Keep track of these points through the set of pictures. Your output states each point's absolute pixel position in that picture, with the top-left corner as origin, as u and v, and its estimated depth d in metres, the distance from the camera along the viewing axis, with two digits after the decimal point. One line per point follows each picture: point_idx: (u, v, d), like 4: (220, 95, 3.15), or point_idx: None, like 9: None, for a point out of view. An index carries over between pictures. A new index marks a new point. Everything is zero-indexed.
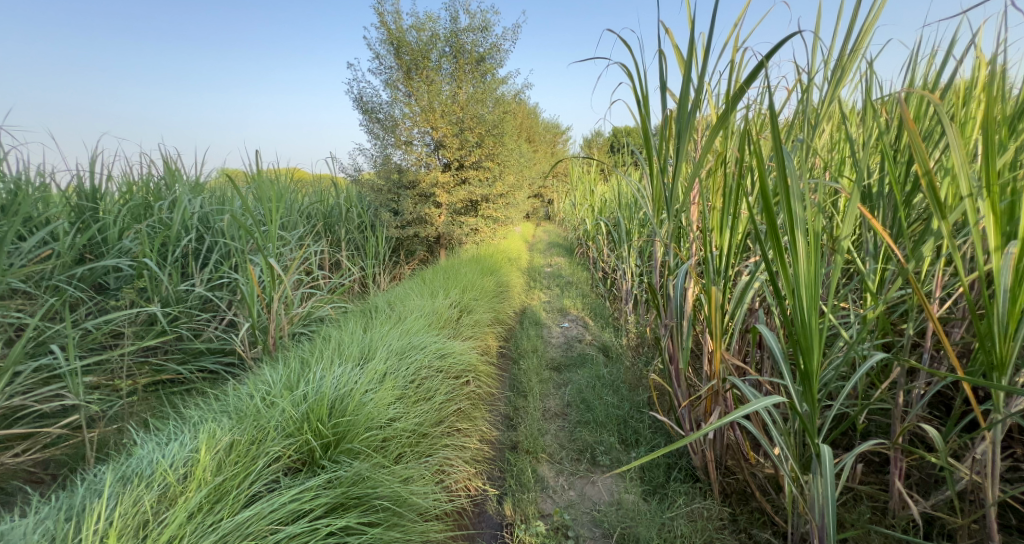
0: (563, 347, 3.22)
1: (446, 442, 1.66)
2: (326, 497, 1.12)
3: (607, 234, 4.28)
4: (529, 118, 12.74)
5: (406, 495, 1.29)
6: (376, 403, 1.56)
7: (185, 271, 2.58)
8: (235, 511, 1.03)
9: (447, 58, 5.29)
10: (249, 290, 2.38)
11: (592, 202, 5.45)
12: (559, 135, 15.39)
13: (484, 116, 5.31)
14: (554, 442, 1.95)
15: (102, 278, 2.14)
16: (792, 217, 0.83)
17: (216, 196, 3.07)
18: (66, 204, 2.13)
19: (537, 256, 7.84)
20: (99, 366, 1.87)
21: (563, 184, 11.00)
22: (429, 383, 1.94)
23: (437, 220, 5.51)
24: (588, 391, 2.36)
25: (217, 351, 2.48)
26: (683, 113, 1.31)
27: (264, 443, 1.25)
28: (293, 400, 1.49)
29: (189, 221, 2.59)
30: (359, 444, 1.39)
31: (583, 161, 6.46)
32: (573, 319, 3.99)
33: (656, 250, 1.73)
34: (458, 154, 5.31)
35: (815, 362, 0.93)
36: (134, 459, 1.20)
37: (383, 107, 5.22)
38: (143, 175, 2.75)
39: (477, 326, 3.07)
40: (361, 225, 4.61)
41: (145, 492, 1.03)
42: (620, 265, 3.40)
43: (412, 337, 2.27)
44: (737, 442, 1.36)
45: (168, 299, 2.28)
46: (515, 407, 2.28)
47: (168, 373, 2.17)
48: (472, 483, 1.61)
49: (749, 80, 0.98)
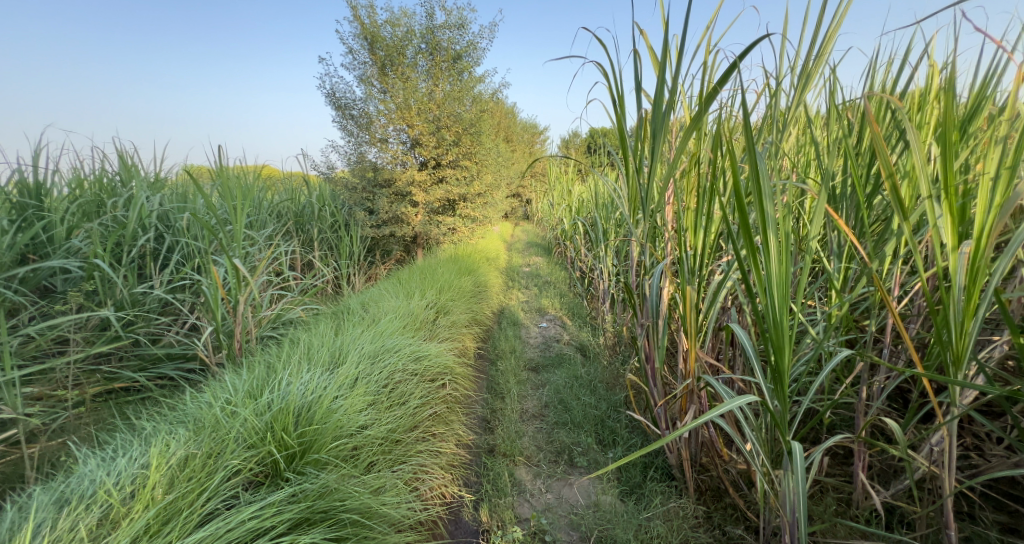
0: (541, 348, 3.20)
1: (420, 448, 1.62)
2: (289, 513, 1.06)
3: (584, 234, 4.30)
4: (506, 118, 12.74)
5: (376, 506, 1.23)
6: (346, 410, 1.50)
7: (142, 273, 2.44)
8: (187, 533, 0.96)
9: (423, 54, 5.20)
10: (212, 292, 2.26)
11: (569, 201, 5.48)
12: (536, 134, 15.40)
13: (461, 114, 5.25)
14: (531, 444, 1.93)
15: (48, 281, 1.98)
16: (764, 216, 0.83)
17: (177, 193, 2.91)
18: (6, 200, 1.97)
19: (516, 256, 7.80)
20: (42, 376, 1.73)
21: (540, 183, 11.07)
22: (403, 387, 1.89)
23: (414, 220, 5.40)
24: (566, 392, 2.35)
25: (177, 357, 2.34)
26: (657, 114, 1.31)
27: (222, 456, 1.18)
28: (256, 409, 1.41)
29: (146, 220, 2.45)
30: (327, 454, 1.34)
31: (560, 161, 6.49)
32: (551, 319, 3.98)
33: (632, 250, 1.73)
34: (434, 152, 5.24)
35: (786, 360, 0.92)
36: (74, 479, 1.10)
37: (357, 103, 5.08)
38: (96, 170, 2.58)
39: (454, 327, 3.01)
40: (334, 224, 4.48)
41: (84, 515, 0.95)
42: (597, 264, 3.41)
43: (385, 339, 2.20)
44: (712, 439, 1.37)
45: (123, 303, 2.14)
46: (492, 409, 2.25)
47: (122, 381, 2.04)
48: (447, 490, 1.57)
49: (721, 82, 0.97)
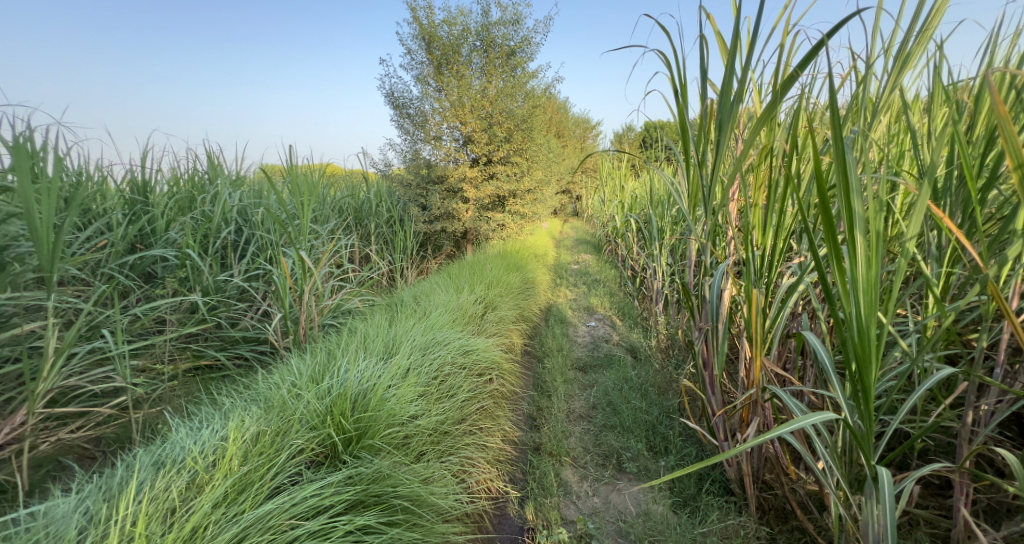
0: (589, 347, 3.13)
1: (468, 441, 1.65)
2: (346, 494, 1.12)
3: (637, 231, 4.15)
4: (559, 114, 12.60)
5: (425, 495, 1.27)
6: (398, 399, 1.56)
7: (224, 262, 2.67)
8: (258, 504, 1.03)
9: (477, 52, 5.26)
10: (281, 281, 2.43)
11: (621, 198, 5.31)
12: (589, 129, 15.07)
13: (513, 110, 5.26)
14: (578, 446, 1.89)
15: (151, 267, 2.23)
16: (851, 211, 0.73)
17: (254, 189, 3.17)
18: (120, 196, 2.26)
19: (565, 253, 7.71)
20: (145, 351, 1.96)
21: (591, 180, 10.85)
22: (452, 380, 1.93)
23: (465, 216, 5.48)
24: (615, 394, 2.28)
25: (252, 340, 2.55)
26: (723, 105, 1.22)
27: (288, 435, 1.27)
28: (318, 393, 1.50)
29: (229, 214, 2.68)
30: (380, 441, 1.40)
31: (613, 157, 6.32)
32: (600, 318, 3.89)
33: (691, 249, 1.64)
34: (486, 149, 5.28)
35: (874, 376, 0.81)
36: (168, 445, 1.22)
37: (413, 102, 5.24)
38: (189, 169, 2.88)
39: (501, 323, 3.03)
40: (390, 220, 4.68)
41: (176, 477, 1.05)
42: (650, 263, 3.29)
43: (436, 332, 2.26)
44: (778, 456, 1.26)
45: (208, 289, 2.36)
46: (539, 407, 2.24)
47: (206, 360, 2.25)
48: (493, 485, 1.59)
49: (801, 66, 0.88)
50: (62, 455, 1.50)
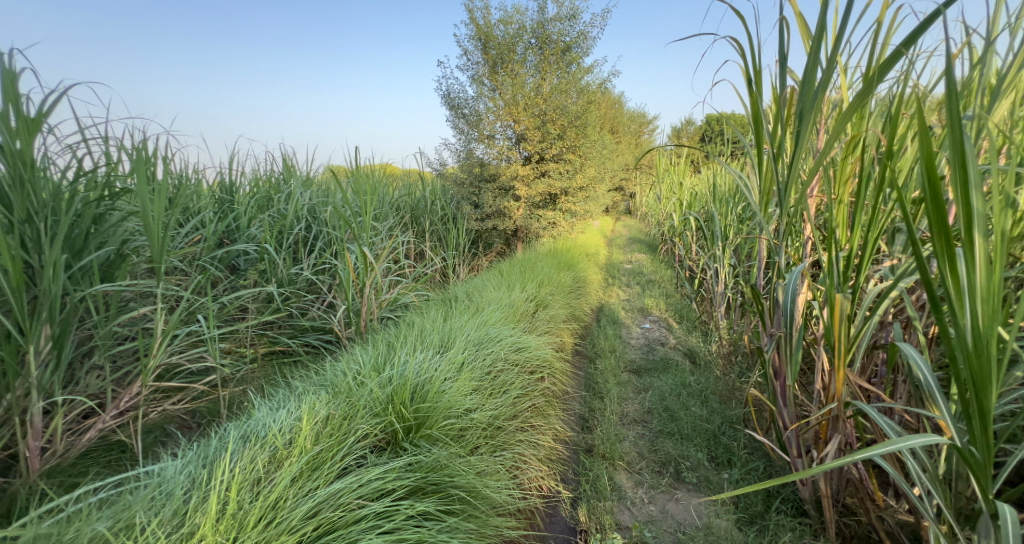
0: (643, 350, 3.03)
1: (520, 438, 1.67)
2: (407, 480, 1.17)
3: (697, 230, 3.96)
4: (613, 109, 12.28)
5: (480, 487, 1.29)
6: (454, 392, 1.61)
7: (296, 257, 2.89)
8: (329, 481, 1.10)
9: (532, 50, 5.26)
10: (345, 275, 2.59)
11: (680, 195, 5.07)
12: (645, 124, 14.54)
13: (568, 106, 5.20)
14: (633, 450, 1.84)
15: (235, 260, 2.46)
16: (970, 207, 0.63)
17: (323, 189, 3.39)
18: (212, 196, 2.51)
19: (617, 252, 7.51)
20: (231, 335, 2.17)
21: (646, 177, 10.49)
22: (505, 376, 1.95)
23: (516, 214, 5.51)
24: (673, 399, 2.19)
25: (319, 329, 2.73)
26: (806, 92, 1.12)
27: (354, 420, 1.35)
28: (380, 382, 1.59)
29: (300, 212, 2.90)
30: (437, 431, 1.45)
31: (671, 152, 6.05)
32: (655, 319, 3.75)
33: (761, 250, 1.53)
34: (539, 147, 5.27)
35: (995, 398, 0.70)
36: (251, 421, 1.34)
37: (468, 102, 5.34)
38: (267, 171, 3.14)
39: (553, 321, 3.01)
40: (444, 217, 4.82)
41: (260, 450, 1.15)
42: (712, 264, 3.12)
43: (489, 328, 2.29)
44: (863, 478, 1.15)
45: (283, 281, 2.57)
46: (591, 408, 2.21)
47: (280, 346, 2.45)
48: (545, 483, 1.59)
49: (907, 45, 0.79)
50: (166, 423, 1.73)
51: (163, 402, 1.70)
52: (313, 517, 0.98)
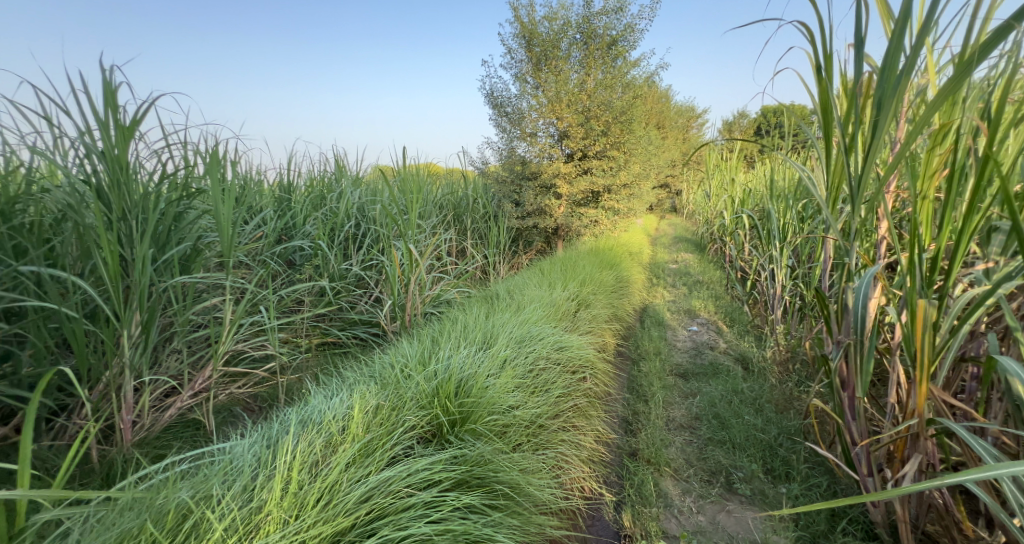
0: (690, 353, 2.91)
1: (563, 437, 1.66)
2: (453, 472, 1.19)
3: (751, 229, 3.75)
4: (660, 103, 11.88)
5: (523, 483, 1.30)
6: (498, 389, 1.62)
7: (347, 253, 3.02)
8: (380, 469, 1.15)
9: (577, 45, 5.18)
10: (392, 271, 2.67)
11: (732, 191, 4.82)
12: (693, 118, 13.93)
13: (613, 102, 5.08)
14: (680, 457, 1.78)
15: (292, 256, 2.61)
16: None
17: (371, 188, 3.52)
18: (272, 195, 2.68)
19: (662, 252, 7.26)
20: (288, 326, 2.31)
21: (694, 173, 10.06)
22: (547, 374, 1.95)
23: (557, 212, 5.46)
24: (724, 406, 2.09)
25: (367, 322, 2.85)
26: (887, 79, 1.02)
27: (401, 412, 1.39)
28: (426, 376, 1.63)
29: (351, 210, 3.03)
30: (481, 426, 1.47)
31: (723, 147, 5.77)
32: (703, 322, 3.59)
33: (827, 251, 1.42)
34: (582, 144, 5.19)
35: None
36: (308, 407, 1.42)
37: (511, 100, 5.35)
38: (321, 172, 3.31)
39: (595, 321, 2.96)
40: (485, 215, 4.87)
41: (317, 435, 1.21)
42: (767, 265, 2.94)
43: (530, 326, 2.29)
44: (947, 503, 1.04)
45: (334, 276, 2.70)
46: (635, 411, 2.15)
47: (332, 338, 2.57)
48: (588, 484, 1.57)
49: (1017, 22, 0.70)
50: (232, 405, 1.87)
51: (230, 386, 1.84)
52: (366, 502, 1.03)
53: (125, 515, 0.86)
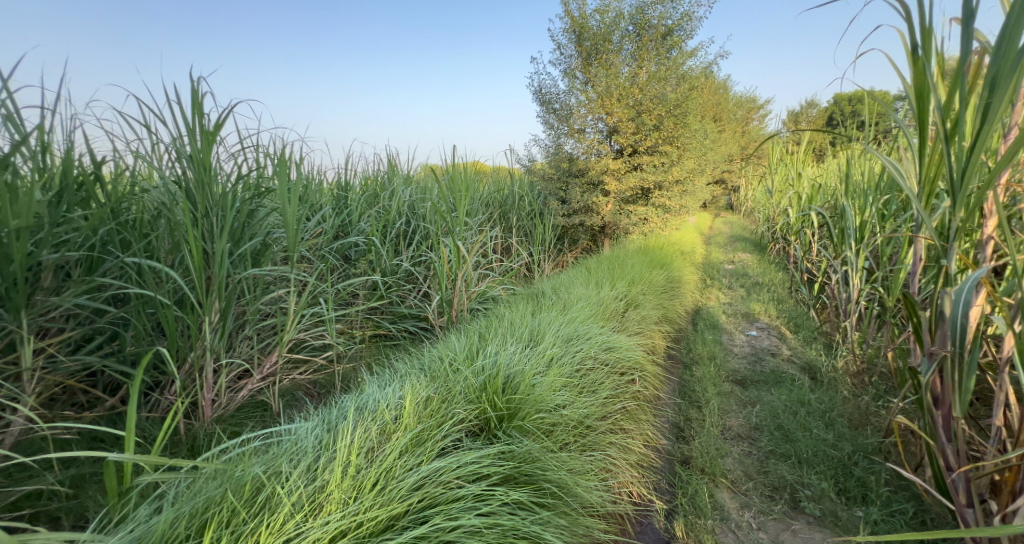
0: (748, 359, 2.74)
1: (612, 440, 1.62)
2: (501, 467, 1.20)
3: (820, 227, 3.46)
4: (717, 95, 11.28)
5: (571, 484, 1.28)
6: (545, 387, 1.61)
7: (398, 249, 3.13)
8: (431, 459, 1.18)
9: (629, 37, 5.03)
10: (440, 267, 2.73)
11: (798, 186, 4.48)
12: (754, 109, 13.08)
13: (666, 94, 4.88)
14: (737, 468, 1.68)
15: (348, 251, 2.74)
16: None
17: (421, 186, 3.62)
18: (331, 194, 2.83)
19: (717, 251, 6.90)
20: (344, 318, 2.43)
21: (754, 168, 9.45)
22: (594, 375, 1.91)
23: (604, 210, 5.34)
24: (788, 418, 1.94)
25: (416, 316, 2.94)
26: (1001, 55, 0.88)
27: (450, 405, 1.42)
28: (473, 371, 1.65)
29: (402, 208, 3.13)
30: (528, 424, 1.47)
31: (788, 139, 5.37)
32: (762, 326, 3.37)
33: (918, 252, 1.27)
34: (632, 139, 5.03)
35: None
36: (363, 396, 1.48)
37: (559, 96, 5.29)
38: (375, 171, 3.45)
39: (644, 322, 2.86)
40: (531, 213, 4.86)
41: (372, 422, 1.26)
42: (839, 266, 2.70)
43: (577, 325, 2.26)
44: None
45: (386, 271, 2.80)
46: (687, 417, 2.06)
47: (383, 330, 2.68)
48: (637, 490, 1.52)
49: None
50: (295, 390, 2.00)
51: (293, 372, 1.97)
52: (417, 490, 1.05)
53: (209, 484, 0.94)
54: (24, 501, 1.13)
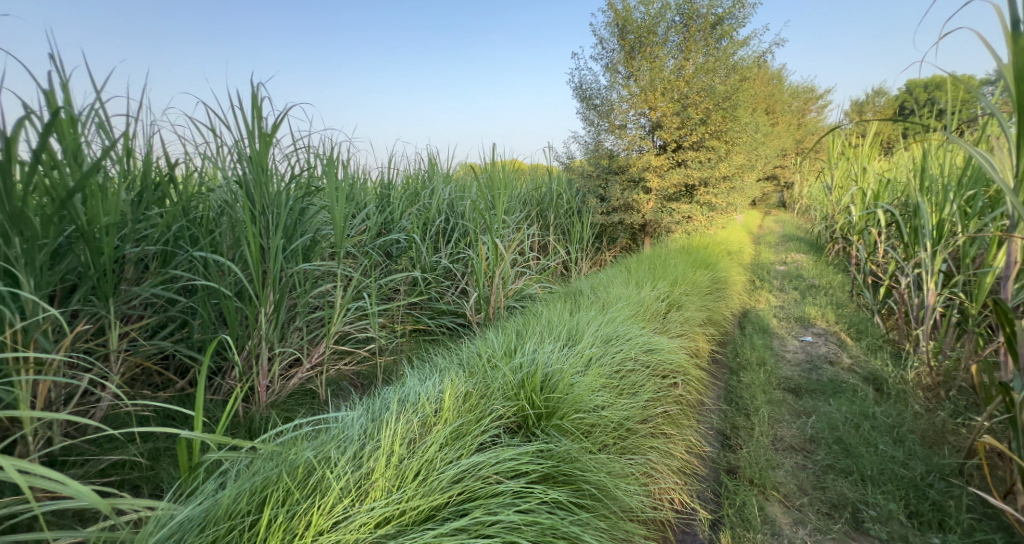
0: (802, 366, 2.57)
1: (653, 444, 1.56)
2: (539, 465, 1.19)
3: (888, 226, 3.18)
4: (769, 85, 10.66)
5: (611, 486, 1.25)
6: (584, 387, 1.58)
7: (437, 246, 3.18)
8: (470, 453, 1.18)
9: (676, 28, 4.84)
10: (478, 265, 2.75)
11: (863, 181, 4.15)
12: (812, 99, 12.24)
13: (715, 87, 4.66)
14: (790, 482, 1.58)
15: (390, 248, 2.82)
16: None
17: (460, 184, 3.67)
18: (375, 192, 2.92)
19: (767, 251, 6.53)
20: (386, 312, 2.51)
21: (811, 162, 8.85)
22: (635, 377, 1.85)
23: (645, 208, 5.19)
24: (849, 431, 1.81)
25: (454, 312, 2.98)
26: None
27: (489, 401, 1.42)
28: (511, 368, 1.65)
29: (441, 206, 3.18)
30: (567, 423, 1.45)
31: (851, 131, 4.99)
32: (818, 332, 3.15)
33: (1011, 252, 1.14)
34: (677, 134, 4.85)
35: None
36: (405, 388, 1.52)
37: (600, 92, 5.18)
38: (416, 170, 3.52)
39: (687, 325, 2.75)
40: (569, 211, 4.80)
41: (414, 414, 1.29)
42: (910, 269, 2.48)
43: (617, 325, 2.20)
44: None
45: (426, 267, 2.86)
46: (733, 425, 1.96)
47: (422, 325, 2.73)
48: (680, 497, 1.46)
49: None
50: (340, 380, 2.08)
51: (339, 362, 2.05)
52: (457, 483, 1.07)
53: (266, 465, 0.99)
54: (110, 469, 1.25)
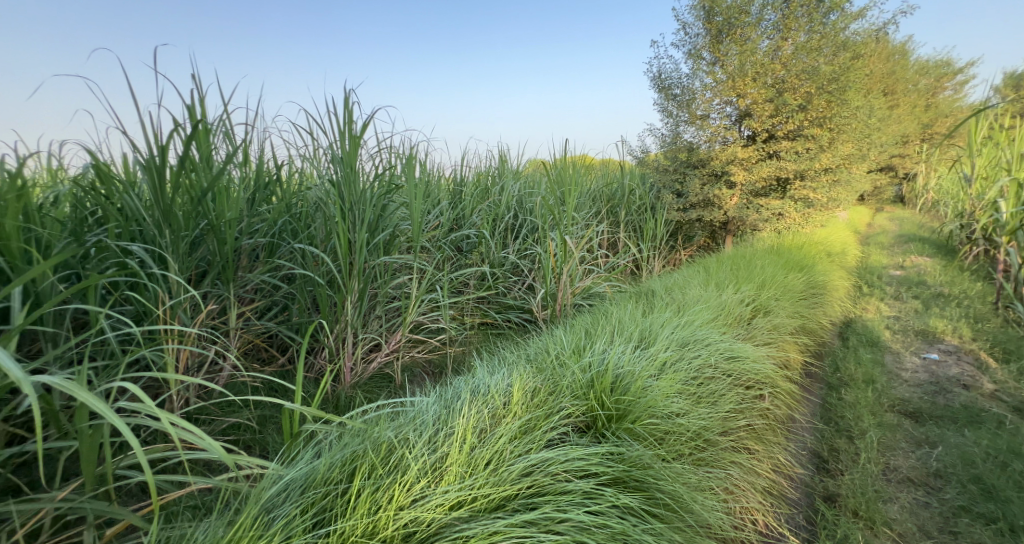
0: (920, 388, 2.22)
1: (735, 459, 1.44)
2: (611, 468, 1.14)
3: None
4: (886, 63, 9.28)
5: (687, 499, 1.17)
6: (659, 392, 1.50)
7: (506, 242, 3.22)
8: (539, 448, 1.17)
9: (772, 6, 4.38)
10: (547, 261, 2.73)
11: (1016, 171, 3.44)
12: (945, 75, 10.42)
13: (818, 67, 4.15)
14: (908, 520, 1.36)
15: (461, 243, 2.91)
16: None
17: (530, 180, 3.67)
18: (448, 189, 3.01)
19: (877, 253, 5.71)
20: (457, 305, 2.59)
21: (941, 150, 7.55)
22: (715, 385, 1.72)
23: (728, 204, 4.80)
24: (989, 470, 1.52)
25: (520, 308, 3.00)
26: None
27: (558, 398, 1.40)
28: (581, 367, 1.61)
29: (511, 202, 3.20)
30: (640, 428, 1.38)
31: (999, 111, 4.16)
32: (944, 349, 2.69)
33: None
34: (769, 123, 4.41)
35: None
36: (475, 379, 1.55)
37: (681, 81, 4.87)
38: (487, 167, 3.58)
39: (776, 333, 2.49)
40: (642, 207, 4.59)
41: (484, 405, 1.31)
42: None
43: (695, 329, 2.06)
44: None
45: (495, 263, 2.90)
46: (831, 447, 1.74)
47: (490, 319, 2.79)
48: (765, 520, 1.32)
49: None
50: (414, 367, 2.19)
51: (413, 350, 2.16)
52: (526, 476, 1.06)
53: (353, 439, 1.07)
54: (230, 429, 1.44)
